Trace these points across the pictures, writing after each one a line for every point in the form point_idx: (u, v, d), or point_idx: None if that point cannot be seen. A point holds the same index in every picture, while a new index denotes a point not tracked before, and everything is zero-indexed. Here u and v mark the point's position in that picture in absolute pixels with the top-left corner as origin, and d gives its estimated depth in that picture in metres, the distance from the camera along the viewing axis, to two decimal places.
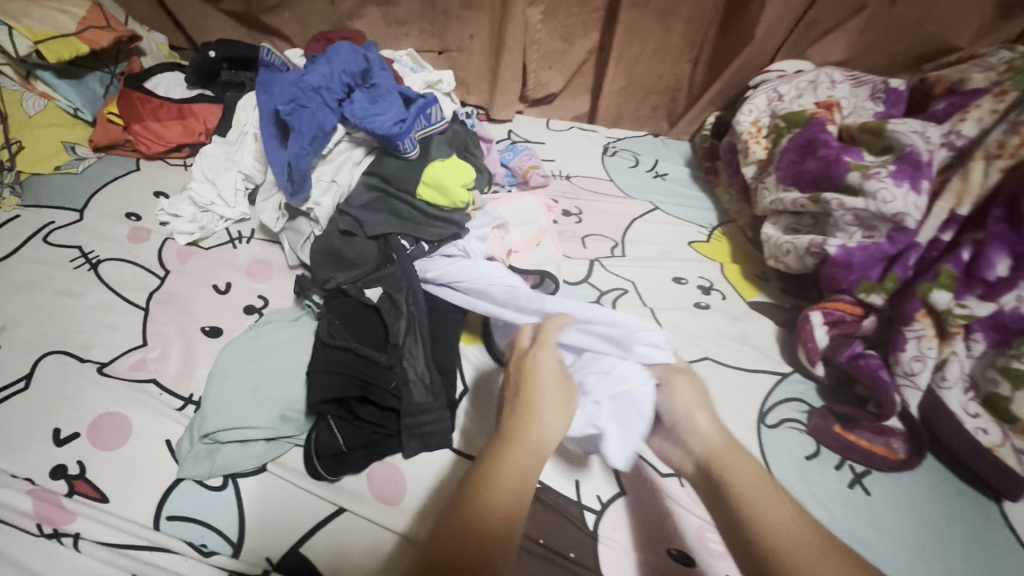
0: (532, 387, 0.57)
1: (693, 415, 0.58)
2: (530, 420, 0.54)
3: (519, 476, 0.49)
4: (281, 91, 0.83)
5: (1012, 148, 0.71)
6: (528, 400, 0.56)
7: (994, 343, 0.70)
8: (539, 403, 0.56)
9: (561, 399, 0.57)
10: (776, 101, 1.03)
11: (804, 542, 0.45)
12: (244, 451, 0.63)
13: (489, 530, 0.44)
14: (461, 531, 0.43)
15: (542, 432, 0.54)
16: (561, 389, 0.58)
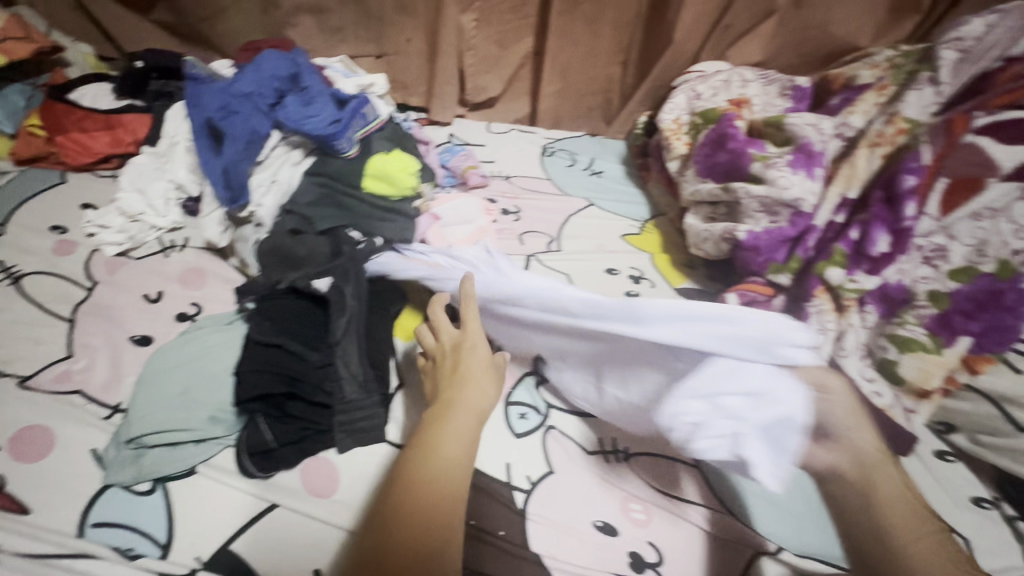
0: (465, 362, 0.64)
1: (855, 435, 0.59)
2: (466, 385, 0.62)
3: (456, 441, 0.56)
4: (212, 101, 0.84)
5: (889, 136, 0.79)
6: (460, 372, 0.63)
7: (884, 314, 0.76)
8: (471, 374, 0.63)
9: (487, 372, 0.65)
10: (694, 99, 1.09)
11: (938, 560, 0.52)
12: (173, 454, 0.63)
13: (440, 488, 0.52)
14: (416, 489, 0.51)
15: (480, 398, 0.62)
16: (490, 364, 0.66)
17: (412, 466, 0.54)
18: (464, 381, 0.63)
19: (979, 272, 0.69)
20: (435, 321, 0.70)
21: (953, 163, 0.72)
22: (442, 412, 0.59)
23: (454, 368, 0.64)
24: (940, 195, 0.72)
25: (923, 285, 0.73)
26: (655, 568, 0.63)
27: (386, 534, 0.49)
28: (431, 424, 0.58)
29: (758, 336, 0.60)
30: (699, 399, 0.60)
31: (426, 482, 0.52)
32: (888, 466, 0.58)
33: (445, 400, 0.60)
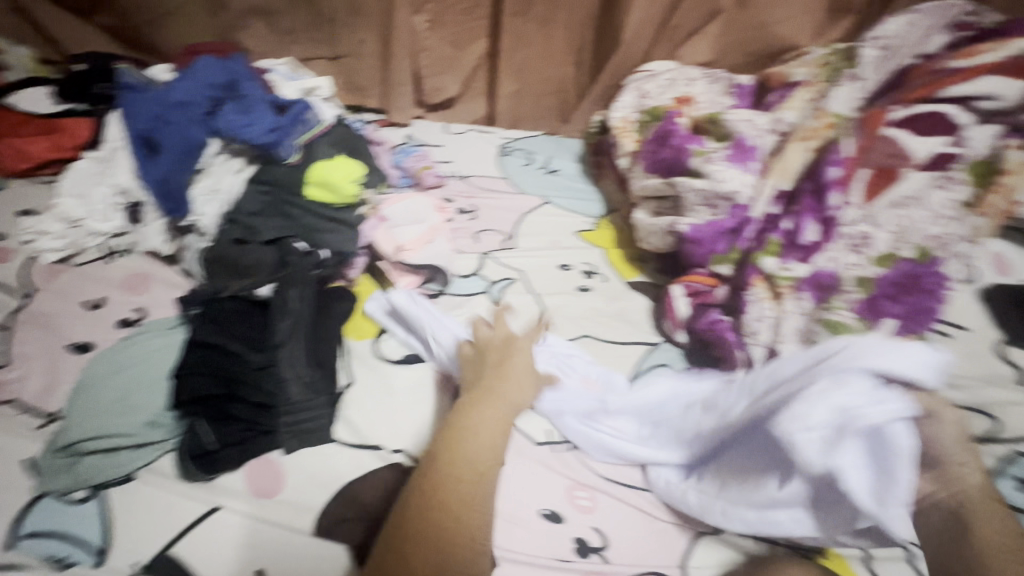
0: (506, 364, 0.72)
1: (963, 472, 0.54)
2: (506, 382, 0.69)
3: (485, 428, 0.63)
4: (141, 110, 0.81)
5: (818, 130, 0.84)
6: (502, 370, 0.71)
7: (817, 300, 0.77)
8: (510, 373, 0.72)
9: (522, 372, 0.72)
10: (643, 98, 1.12)
11: None
12: (110, 461, 0.62)
13: (467, 475, 0.58)
14: (445, 474, 0.58)
15: (518, 391, 0.69)
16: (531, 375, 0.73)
17: (444, 454, 0.60)
18: (501, 379, 0.70)
19: (899, 258, 0.74)
20: (508, 352, 0.75)
21: (875, 156, 0.77)
22: (480, 402, 0.66)
23: (497, 364, 0.72)
24: (863, 183, 0.77)
25: (852, 271, 0.76)
26: (599, 552, 0.65)
27: (417, 513, 0.55)
28: (464, 412, 0.65)
29: (877, 361, 0.59)
30: (823, 399, 0.57)
31: (455, 453, 0.60)
32: (996, 505, 0.53)
33: (484, 389, 0.68)
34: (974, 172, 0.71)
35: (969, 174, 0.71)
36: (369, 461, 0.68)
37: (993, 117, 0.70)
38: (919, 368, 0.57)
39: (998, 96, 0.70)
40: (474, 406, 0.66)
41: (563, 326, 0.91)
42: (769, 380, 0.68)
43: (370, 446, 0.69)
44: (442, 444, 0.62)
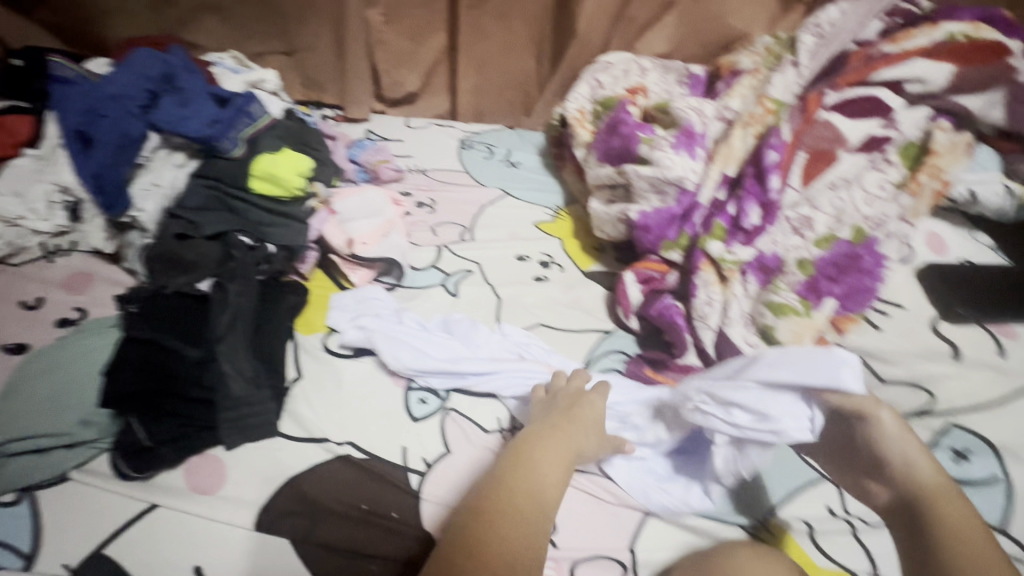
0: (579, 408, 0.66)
1: (910, 461, 0.56)
2: (578, 425, 0.64)
3: (547, 468, 0.57)
4: (74, 104, 0.79)
5: (759, 117, 0.84)
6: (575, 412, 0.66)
7: (762, 282, 0.79)
8: (586, 418, 0.65)
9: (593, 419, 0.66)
10: (597, 89, 1.13)
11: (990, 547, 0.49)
12: (39, 462, 0.60)
13: (520, 509, 0.52)
14: (493, 504, 0.52)
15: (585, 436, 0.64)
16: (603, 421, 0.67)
17: (503, 489, 0.54)
18: (568, 424, 0.63)
19: (838, 239, 0.75)
20: (580, 398, 0.67)
21: (810, 139, 0.80)
22: (543, 440, 0.60)
23: (566, 407, 0.66)
24: (800, 167, 0.80)
25: (793, 253, 0.77)
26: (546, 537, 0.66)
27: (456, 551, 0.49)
28: (531, 448, 0.59)
29: (796, 369, 0.61)
30: (728, 396, 0.63)
31: (517, 485, 0.55)
32: (953, 496, 0.53)
33: (558, 427, 0.63)
34: (906, 155, 0.75)
35: (901, 156, 0.75)
36: (315, 454, 0.67)
37: (922, 99, 0.77)
38: (839, 381, 0.58)
39: (924, 80, 0.75)
40: (536, 442, 0.60)
41: (518, 316, 0.90)
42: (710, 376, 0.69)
43: (317, 439, 0.68)
44: (493, 479, 0.56)
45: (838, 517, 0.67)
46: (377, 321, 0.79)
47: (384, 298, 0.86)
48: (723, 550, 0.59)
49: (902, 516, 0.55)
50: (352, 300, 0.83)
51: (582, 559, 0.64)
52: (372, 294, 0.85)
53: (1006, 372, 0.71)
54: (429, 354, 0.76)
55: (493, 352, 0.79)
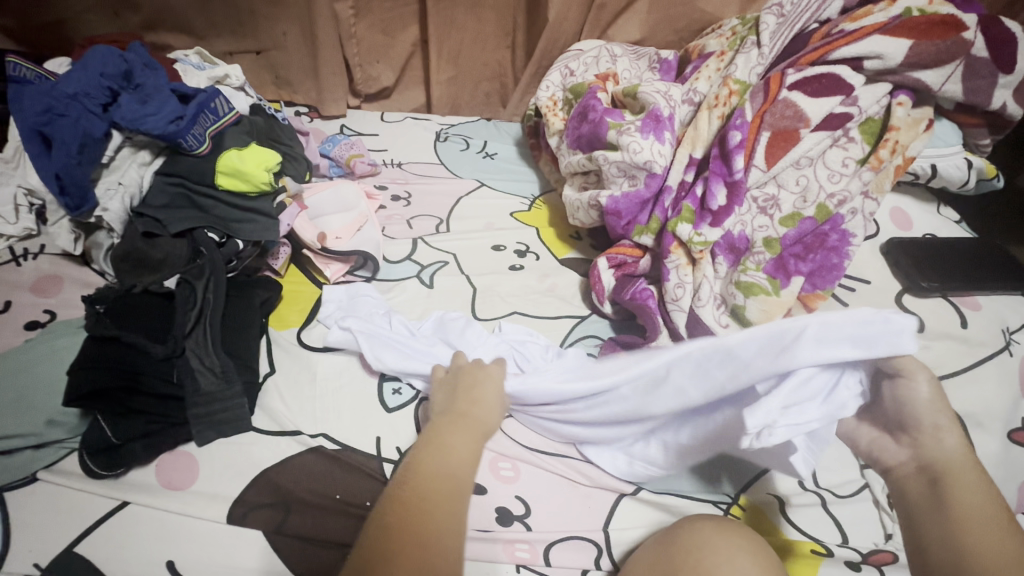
0: (472, 392, 0.65)
1: (940, 433, 0.51)
2: (471, 414, 0.61)
3: (449, 470, 0.53)
4: (32, 103, 0.78)
5: (724, 97, 0.84)
6: (466, 401, 0.63)
7: (731, 263, 0.81)
8: (483, 398, 0.64)
9: (494, 394, 0.66)
10: (568, 76, 1.14)
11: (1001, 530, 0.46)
12: (6, 464, 0.60)
13: (438, 494, 0.51)
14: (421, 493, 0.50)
15: (486, 413, 0.63)
16: (498, 397, 0.66)
17: (406, 499, 0.50)
18: (470, 408, 0.62)
19: (803, 217, 0.77)
20: (480, 378, 0.67)
21: (771, 119, 0.78)
22: (454, 426, 0.59)
23: (465, 389, 0.65)
24: (763, 148, 0.78)
25: (760, 232, 0.79)
26: (522, 520, 0.66)
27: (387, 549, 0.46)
28: (442, 437, 0.57)
29: (850, 335, 0.49)
30: (776, 406, 0.50)
31: (424, 495, 0.50)
32: (976, 474, 0.50)
33: (458, 412, 0.61)
34: (867, 132, 0.77)
35: (862, 132, 0.77)
36: (287, 447, 0.67)
37: (881, 76, 0.77)
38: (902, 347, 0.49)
39: (882, 55, 0.74)
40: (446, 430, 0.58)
41: (493, 305, 0.90)
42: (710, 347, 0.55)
43: (289, 432, 0.69)
44: (400, 498, 0.50)
45: (809, 490, 0.71)
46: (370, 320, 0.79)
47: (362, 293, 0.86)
48: (684, 523, 0.60)
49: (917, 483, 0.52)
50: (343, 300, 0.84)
51: (557, 540, 0.65)
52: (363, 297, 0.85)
53: (969, 342, 0.72)
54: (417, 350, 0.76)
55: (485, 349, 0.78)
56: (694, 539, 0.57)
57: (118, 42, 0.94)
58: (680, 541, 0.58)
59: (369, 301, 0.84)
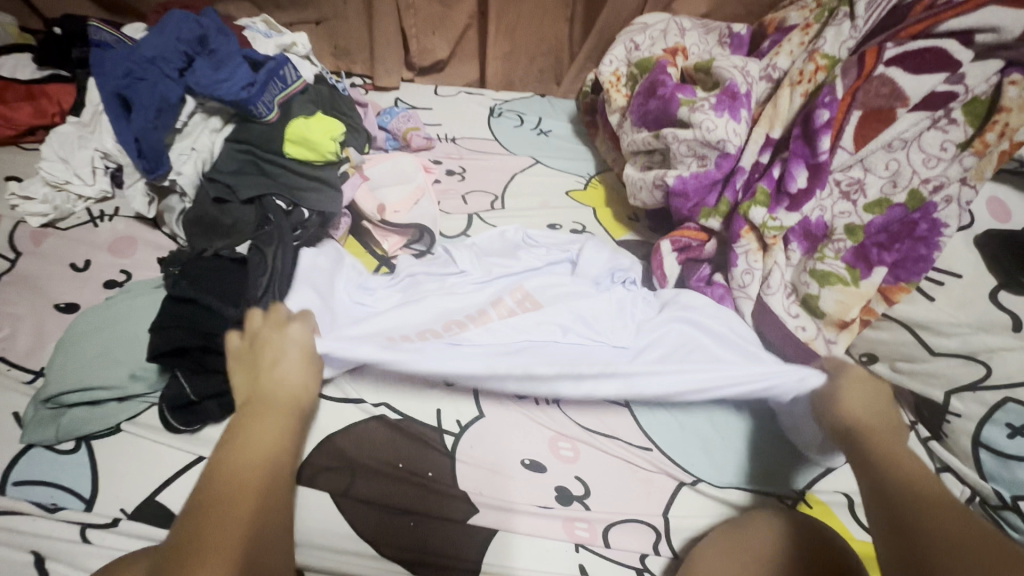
0: (272, 349, 0.61)
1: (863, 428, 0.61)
2: (268, 380, 0.59)
3: (251, 463, 0.51)
4: (113, 66, 0.80)
5: (809, 74, 0.80)
6: (264, 358, 0.61)
7: (806, 249, 0.79)
8: (284, 372, 0.60)
9: (303, 361, 0.62)
10: (633, 51, 1.09)
11: (946, 504, 0.51)
12: (94, 413, 0.63)
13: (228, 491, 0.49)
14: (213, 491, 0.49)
15: (297, 390, 0.59)
16: (309, 357, 0.62)
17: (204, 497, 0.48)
18: (270, 367, 0.60)
19: (892, 203, 0.73)
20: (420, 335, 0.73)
21: (863, 96, 0.74)
22: (254, 410, 0.56)
23: (268, 359, 0.60)
24: (852, 128, 0.75)
25: (841, 219, 0.76)
26: (581, 500, 0.66)
27: (198, 520, 0.46)
28: (235, 440, 0.53)
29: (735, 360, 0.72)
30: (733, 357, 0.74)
31: (228, 481, 0.50)
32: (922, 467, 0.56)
33: (254, 397, 0.58)
34: (971, 113, 0.69)
35: (966, 113, 0.69)
36: (352, 415, 0.69)
37: (993, 51, 0.69)
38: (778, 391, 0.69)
39: (997, 28, 0.67)
40: (249, 419, 0.55)
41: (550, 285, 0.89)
42: (561, 298, 0.82)
43: (353, 400, 0.70)
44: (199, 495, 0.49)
45: None
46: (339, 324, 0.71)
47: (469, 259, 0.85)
48: (750, 517, 0.62)
49: (851, 450, 0.60)
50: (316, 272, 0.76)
51: (615, 522, 0.65)
52: (294, 325, 0.64)
53: None
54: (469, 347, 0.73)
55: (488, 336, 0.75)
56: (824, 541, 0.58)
57: (192, 9, 0.96)
58: (761, 542, 0.58)
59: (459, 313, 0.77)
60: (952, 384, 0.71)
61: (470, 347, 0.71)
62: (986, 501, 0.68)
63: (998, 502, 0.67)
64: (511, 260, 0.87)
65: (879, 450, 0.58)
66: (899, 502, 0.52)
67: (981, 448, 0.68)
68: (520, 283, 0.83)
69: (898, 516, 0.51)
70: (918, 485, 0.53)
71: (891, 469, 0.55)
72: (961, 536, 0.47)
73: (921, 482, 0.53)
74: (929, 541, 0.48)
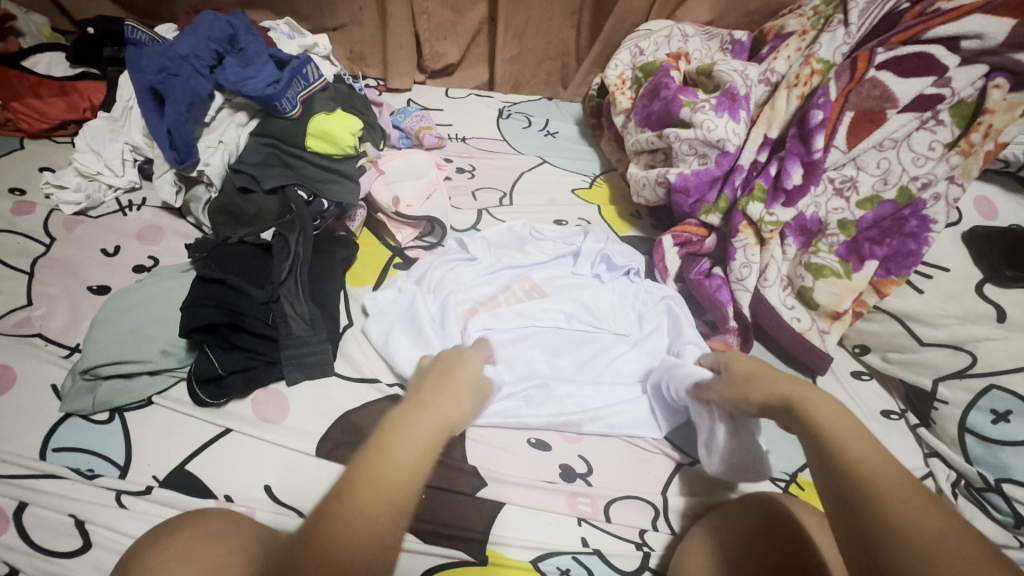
0: (446, 380, 0.56)
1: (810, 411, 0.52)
2: (443, 394, 0.53)
3: (409, 461, 0.43)
4: (148, 63, 0.85)
5: (805, 77, 0.85)
6: (443, 384, 0.55)
7: (801, 245, 0.83)
8: (456, 390, 0.55)
9: (470, 388, 0.57)
10: (637, 55, 1.14)
11: (908, 492, 0.41)
12: (127, 385, 0.67)
13: (392, 483, 0.41)
14: (380, 478, 0.41)
15: (460, 407, 0.53)
16: (472, 385, 0.58)
17: (344, 500, 0.40)
18: (444, 390, 0.54)
19: (882, 199, 0.77)
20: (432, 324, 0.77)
21: (856, 98, 0.78)
22: (417, 409, 0.48)
23: (438, 381, 0.56)
24: (845, 127, 0.79)
25: (835, 215, 0.80)
26: (584, 477, 0.70)
27: (342, 517, 0.39)
28: (387, 439, 0.44)
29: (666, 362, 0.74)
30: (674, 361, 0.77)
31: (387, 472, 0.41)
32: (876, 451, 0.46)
33: (421, 400, 0.51)
34: (957, 115, 0.73)
35: (953, 115, 0.73)
36: (366, 393, 0.73)
37: (977, 57, 0.73)
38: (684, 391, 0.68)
39: (982, 35, 0.71)
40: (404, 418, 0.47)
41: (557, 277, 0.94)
42: (564, 291, 0.86)
43: (368, 379, 0.74)
44: (337, 498, 0.40)
45: None
46: (376, 328, 0.77)
47: (482, 250, 0.88)
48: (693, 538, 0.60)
49: (782, 420, 0.55)
50: (375, 312, 0.79)
51: (616, 499, 0.68)
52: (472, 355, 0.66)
53: None
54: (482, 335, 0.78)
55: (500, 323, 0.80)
56: (721, 520, 0.60)
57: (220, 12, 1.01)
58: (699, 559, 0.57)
59: (463, 304, 0.82)
60: (940, 372, 0.73)
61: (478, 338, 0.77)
62: (971, 484, 0.69)
63: (983, 485, 0.68)
64: (520, 253, 0.91)
65: (829, 427, 0.49)
66: (857, 502, 0.42)
67: (967, 433, 0.70)
68: (528, 273, 0.88)
69: (856, 517, 0.42)
70: (877, 477, 0.43)
71: (844, 461, 0.45)
72: (928, 539, 0.38)
73: (876, 472, 0.44)
74: (865, 506, 0.42)
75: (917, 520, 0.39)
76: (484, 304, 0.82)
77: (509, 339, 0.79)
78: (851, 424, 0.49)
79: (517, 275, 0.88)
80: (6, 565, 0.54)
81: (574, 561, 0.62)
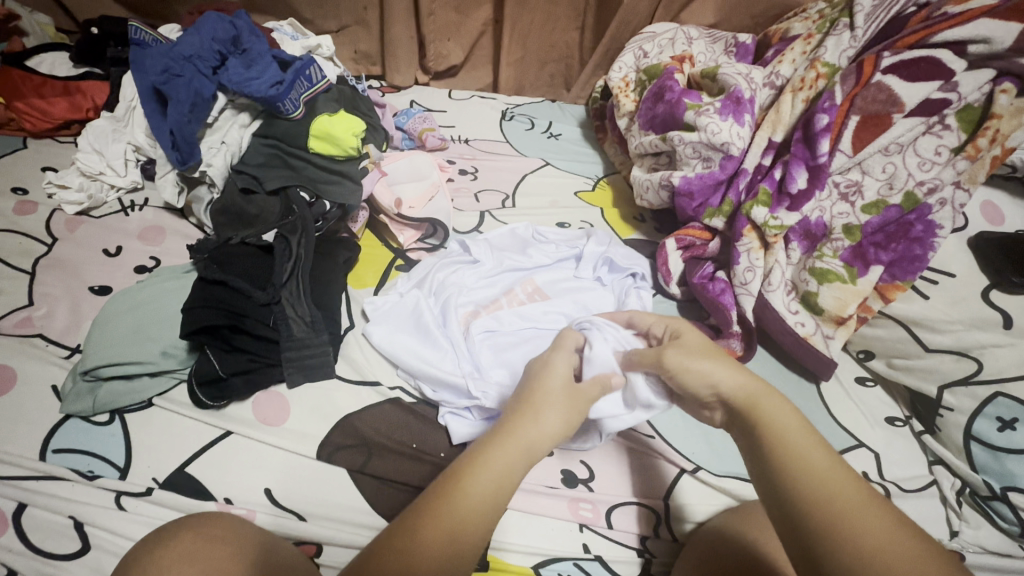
0: (540, 387, 0.53)
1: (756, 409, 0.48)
2: (534, 415, 0.51)
3: (478, 510, 0.44)
4: (151, 62, 0.84)
5: (810, 81, 0.84)
6: (532, 398, 0.52)
7: (806, 249, 0.83)
8: (550, 407, 0.52)
9: (569, 401, 0.53)
10: (642, 58, 1.14)
11: (848, 506, 0.41)
12: (128, 387, 0.67)
13: (462, 524, 0.43)
14: (449, 521, 0.43)
15: (546, 435, 0.50)
16: (571, 396, 0.53)
17: (410, 534, 0.42)
18: (534, 408, 0.52)
19: (888, 205, 0.76)
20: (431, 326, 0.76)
21: (861, 102, 0.78)
22: (497, 440, 0.48)
23: (532, 391, 0.53)
24: (850, 132, 0.78)
25: (839, 219, 0.79)
26: (585, 483, 0.69)
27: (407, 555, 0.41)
28: (460, 481, 0.45)
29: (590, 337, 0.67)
30: None
31: (456, 517, 0.43)
32: (826, 456, 0.45)
33: (507, 427, 0.49)
34: (964, 120, 0.73)
35: (959, 120, 0.73)
36: (368, 396, 0.72)
37: (984, 61, 0.72)
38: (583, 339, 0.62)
39: (988, 39, 0.70)
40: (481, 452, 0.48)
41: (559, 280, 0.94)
42: (562, 294, 0.85)
43: (370, 382, 0.74)
44: (405, 535, 0.43)
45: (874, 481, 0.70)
46: (377, 327, 0.77)
47: (484, 251, 0.88)
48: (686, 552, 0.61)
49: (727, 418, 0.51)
50: (376, 312, 0.79)
51: (617, 505, 0.67)
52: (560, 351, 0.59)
53: None
54: (483, 338, 0.77)
55: (498, 327, 0.79)
56: (728, 531, 0.58)
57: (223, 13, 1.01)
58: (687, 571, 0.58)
59: (463, 307, 0.81)
60: (945, 379, 0.73)
61: (478, 342, 0.76)
62: (976, 492, 0.69)
63: (988, 493, 0.67)
64: (521, 256, 0.90)
65: (772, 433, 0.46)
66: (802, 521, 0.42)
67: (972, 441, 0.69)
68: (530, 276, 0.87)
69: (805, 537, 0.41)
70: (824, 496, 0.42)
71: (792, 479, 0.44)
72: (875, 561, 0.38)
73: (820, 486, 0.43)
74: (815, 529, 0.41)
75: (866, 532, 0.40)
76: (484, 308, 0.81)
77: (508, 341, 0.78)
78: (793, 412, 0.48)
79: (518, 279, 0.87)
80: (6, 566, 0.55)
81: (575, 567, 0.62)
